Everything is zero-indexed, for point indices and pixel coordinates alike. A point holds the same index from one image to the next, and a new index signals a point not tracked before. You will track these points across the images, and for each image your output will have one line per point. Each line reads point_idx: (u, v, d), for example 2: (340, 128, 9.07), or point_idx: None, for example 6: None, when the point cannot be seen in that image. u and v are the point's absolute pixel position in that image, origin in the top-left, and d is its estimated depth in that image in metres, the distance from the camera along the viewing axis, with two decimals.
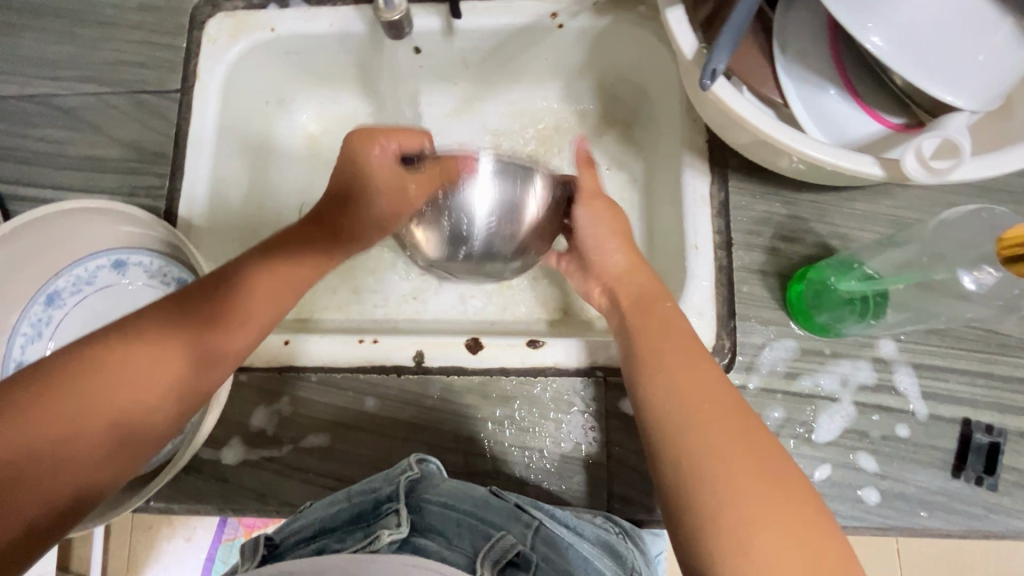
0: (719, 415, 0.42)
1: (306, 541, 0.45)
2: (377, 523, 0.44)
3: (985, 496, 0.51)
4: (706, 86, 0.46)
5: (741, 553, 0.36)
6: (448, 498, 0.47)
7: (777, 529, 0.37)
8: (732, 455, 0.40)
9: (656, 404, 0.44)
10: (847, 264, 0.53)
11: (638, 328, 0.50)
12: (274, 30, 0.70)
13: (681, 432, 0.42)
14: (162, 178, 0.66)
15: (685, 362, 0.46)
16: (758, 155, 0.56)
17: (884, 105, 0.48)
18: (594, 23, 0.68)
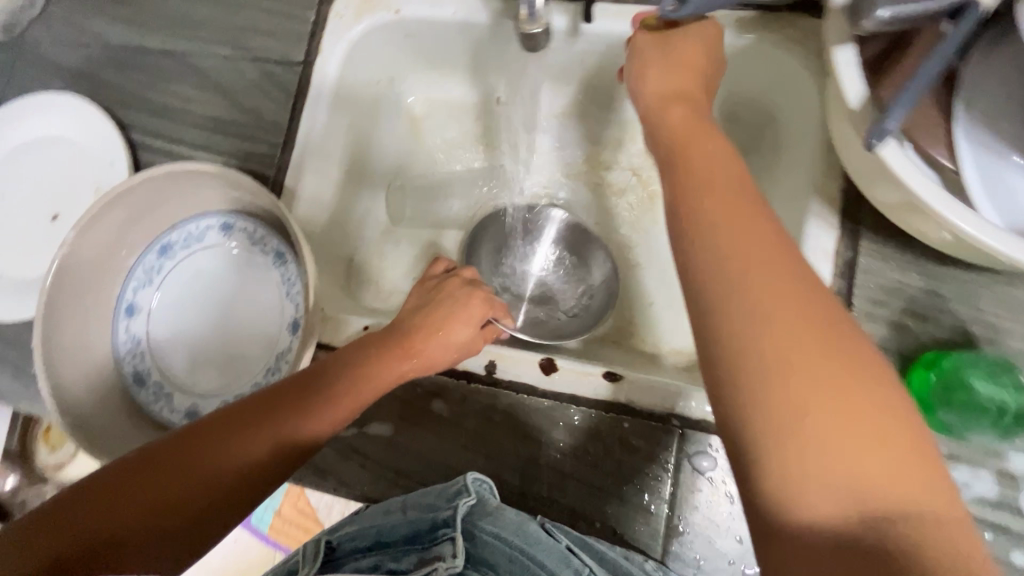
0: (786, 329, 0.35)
1: (361, 553, 0.47)
2: (433, 548, 0.45)
3: None
4: (872, 146, 0.41)
5: (798, 457, 0.32)
6: (502, 530, 0.47)
7: (825, 426, 0.32)
8: (807, 373, 0.33)
9: (705, 287, 0.38)
10: (998, 365, 0.48)
11: (693, 196, 0.42)
12: (398, 12, 0.69)
13: (744, 332, 0.35)
14: (275, 147, 0.69)
15: (777, 262, 0.37)
16: (901, 218, 0.49)
17: None
18: (732, 42, 0.62)
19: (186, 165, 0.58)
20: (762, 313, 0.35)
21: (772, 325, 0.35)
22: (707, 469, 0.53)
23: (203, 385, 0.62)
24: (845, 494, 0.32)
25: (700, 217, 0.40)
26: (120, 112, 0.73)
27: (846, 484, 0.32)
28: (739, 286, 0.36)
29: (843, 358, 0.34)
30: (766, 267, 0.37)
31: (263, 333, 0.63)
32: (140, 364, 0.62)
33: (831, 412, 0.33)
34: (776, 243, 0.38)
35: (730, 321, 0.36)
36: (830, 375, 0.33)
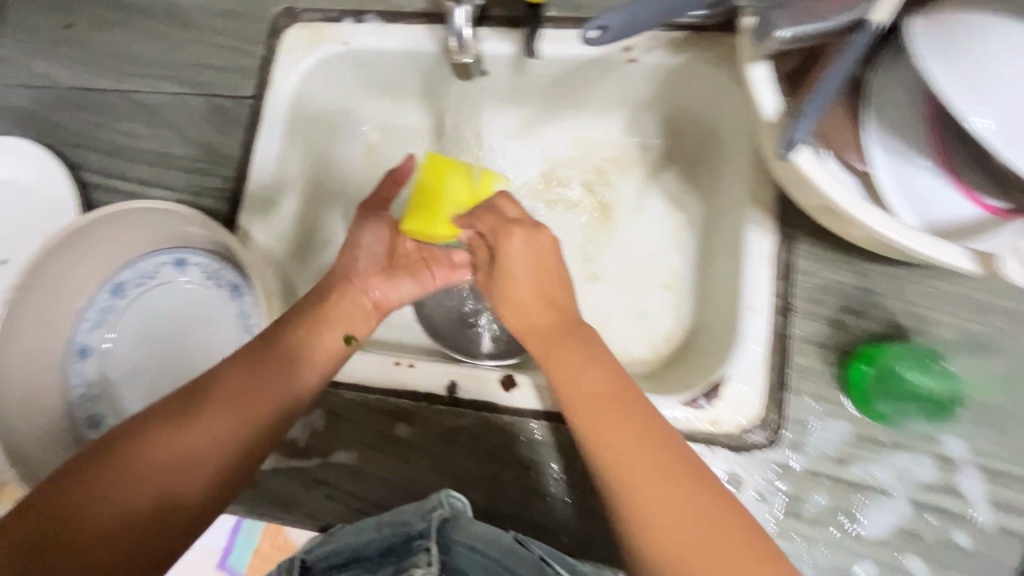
0: (629, 412, 0.46)
1: (335, 570, 0.48)
2: (409, 560, 0.47)
3: None
4: (784, 155, 0.44)
5: (647, 523, 0.41)
6: (476, 542, 0.49)
7: (660, 484, 0.42)
8: (654, 483, 0.42)
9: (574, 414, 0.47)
10: (924, 356, 0.50)
11: (553, 339, 0.52)
12: (346, 44, 0.71)
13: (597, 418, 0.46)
14: (228, 180, 0.69)
15: (626, 406, 0.46)
16: (830, 222, 0.52)
17: (983, 185, 0.43)
18: (666, 61, 0.65)
19: (137, 204, 0.57)
20: (607, 402, 0.47)
21: (622, 417, 0.46)
22: None
23: None
24: (659, 538, 0.41)
25: (552, 362, 0.51)
26: (69, 153, 0.72)
27: (662, 530, 0.41)
28: (563, 368, 0.49)
29: (674, 463, 0.43)
30: (617, 422, 0.45)
31: None
32: (95, 408, 0.61)
33: (650, 479, 0.43)
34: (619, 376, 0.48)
35: (589, 428, 0.46)
36: (661, 462, 0.43)
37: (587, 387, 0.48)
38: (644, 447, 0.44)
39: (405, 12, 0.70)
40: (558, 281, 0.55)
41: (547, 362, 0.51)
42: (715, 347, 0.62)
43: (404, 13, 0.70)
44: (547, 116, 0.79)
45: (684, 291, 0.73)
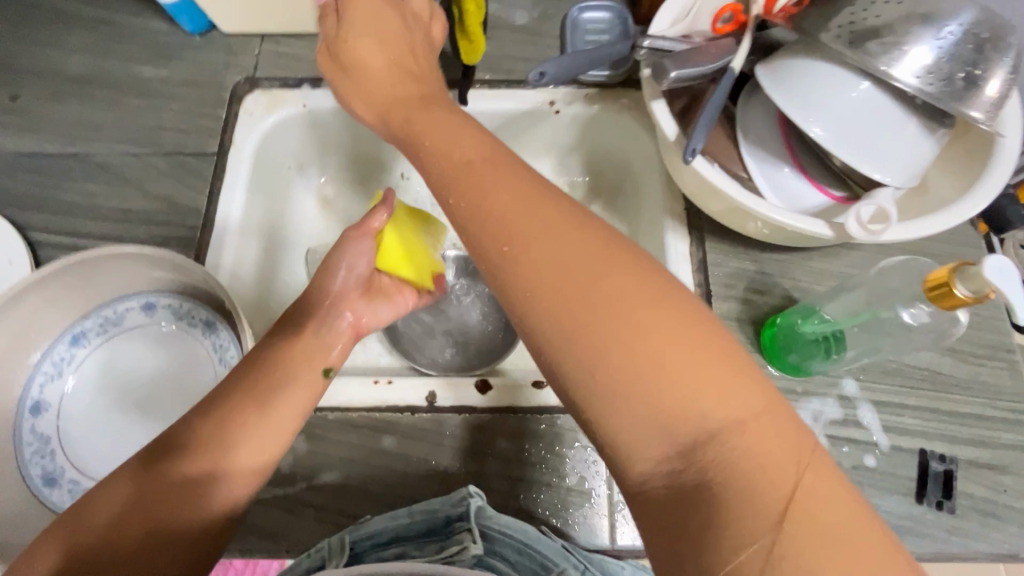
0: (635, 284, 0.36)
1: (380, 545, 0.53)
2: (453, 538, 0.53)
3: (948, 520, 0.57)
4: (687, 162, 0.56)
5: (626, 431, 0.35)
6: (509, 528, 0.54)
7: (674, 376, 0.34)
8: (615, 367, 0.34)
9: (509, 263, 0.38)
10: (810, 310, 0.61)
11: (497, 185, 0.41)
12: (306, 105, 0.79)
13: (541, 296, 0.37)
14: (193, 230, 0.72)
15: (581, 251, 0.37)
16: (729, 221, 0.66)
17: (828, 180, 0.59)
18: (585, 110, 0.80)
19: (118, 249, 0.59)
20: (603, 289, 0.36)
21: (579, 266, 0.36)
22: None
23: None
24: (662, 440, 0.34)
25: (484, 212, 0.40)
26: (16, 215, 0.72)
27: (687, 443, 0.33)
28: (522, 236, 0.38)
29: (700, 354, 0.34)
30: (587, 275, 0.36)
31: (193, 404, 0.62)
32: (50, 464, 0.58)
33: (666, 366, 0.34)
34: (588, 241, 0.38)
35: (581, 316, 0.36)
36: (685, 354, 0.34)
37: (539, 249, 0.38)
38: (657, 320, 0.35)
39: None
40: (537, 197, 0.40)
41: (487, 224, 0.40)
42: None
43: None
44: None
45: None
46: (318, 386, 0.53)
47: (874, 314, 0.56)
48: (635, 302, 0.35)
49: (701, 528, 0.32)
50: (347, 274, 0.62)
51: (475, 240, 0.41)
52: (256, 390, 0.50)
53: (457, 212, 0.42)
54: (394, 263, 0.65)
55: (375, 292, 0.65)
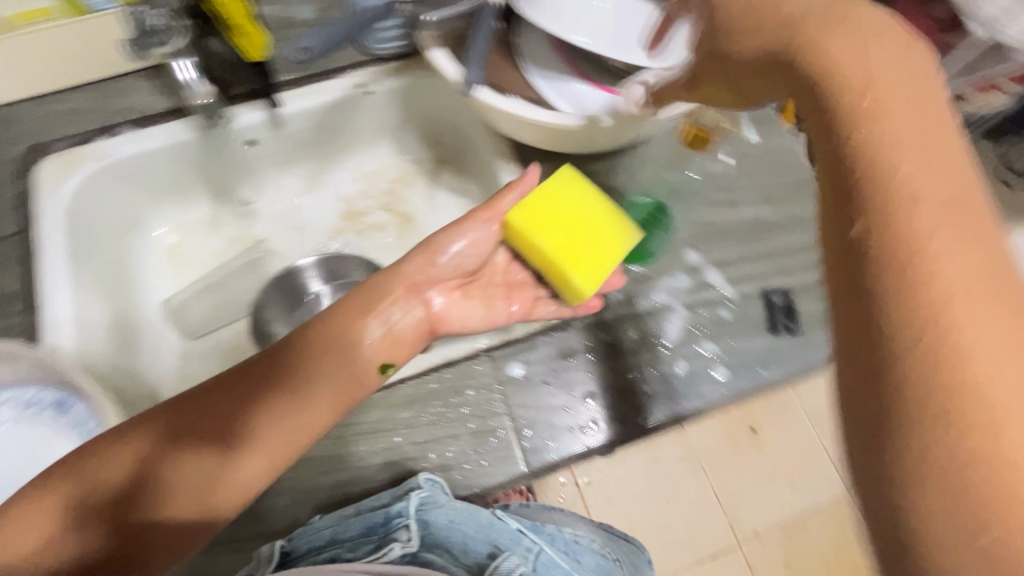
0: (974, 259, 0.29)
1: (317, 548, 0.53)
2: (389, 536, 0.53)
3: (799, 341, 0.65)
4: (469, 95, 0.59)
5: (1002, 429, 0.26)
6: (456, 517, 0.55)
7: (1017, 364, 0.27)
8: (1007, 358, 0.27)
9: (922, 252, 0.29)
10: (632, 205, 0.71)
11: (863, 144, 0.32)
12: (108, 156, 0.74)
13: (905, 186, 0.31)
14: (20, 317, 0.67)
15: (968, 240, 0.29)
16: (544, 144, 0.70)
17: (608, 81, 0.65)
18: (396, 84, 0.80)
19: None
20: (947, 168, 0.31)
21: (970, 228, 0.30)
22: (520, 373, 0.63)
23: None
24: (952, 497, 0.26)
25: (868, 152, 0.32)
26: None
27: (1018, 499, 0.25)
28: (869, 106, 0.33)
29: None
30: (966, 239, 0.29)
31: None
32: None
33: (958, 333, 0.28)
34: (949, 216, 0.30)
35: (906, 262, 0.29)
36: (1021, 384, 0.27)
37: (921, 204, 0.30)
38: (971, 249, 0.29)
39: (156, 113, 0.76)
40: (911, 76, 0.33)
41: (871, 148, 0.32)
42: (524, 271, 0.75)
43: (154, 114, 0.76)
44: (328, 165, 0.91)
45: None
46: (342, 405, 0.56)
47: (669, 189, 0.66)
48: (926, 214, 0.30)
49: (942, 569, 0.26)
50: (455, 258, 0.64)
51: (861, 205, 0.32)
52: (246, 441, 0.52)
53: (853, 169, 0.33)
54: (524, 227, 0.60)
55: (473, 288, 0.67)
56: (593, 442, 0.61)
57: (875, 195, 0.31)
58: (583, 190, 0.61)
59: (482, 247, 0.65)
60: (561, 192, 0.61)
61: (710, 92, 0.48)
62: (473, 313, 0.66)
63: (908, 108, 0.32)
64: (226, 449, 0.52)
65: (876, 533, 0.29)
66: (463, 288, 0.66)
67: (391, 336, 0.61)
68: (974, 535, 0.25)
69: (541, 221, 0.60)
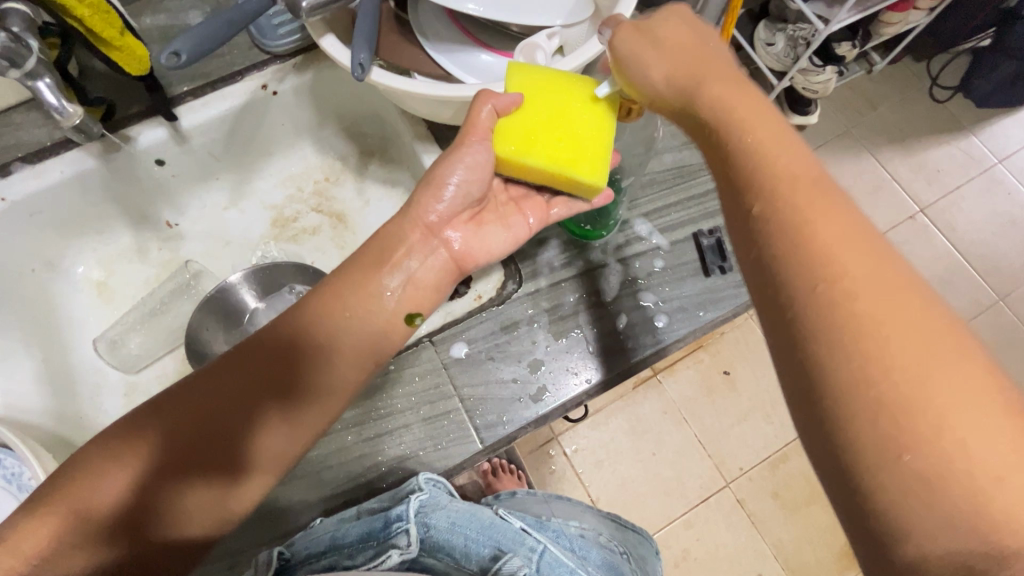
0: (842, 216, 0.39)
1: (314, 557, 0.53)
2: (387, 540, 0.53)
3: (734, 277, 0.66)
4: (361, 77, 0.56)
5: (918, 426, 0.32)
6: (459, 519, 0.59)
7: (915, 346, 0.34)
8: (915, 337, 0.34)
9: (830, 278, 0.36)
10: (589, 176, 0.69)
11: (754, 149, 0.43)
12: (4, 199, 0.70)
13: (812, 228, 0.38)
14: None
15: (846, 225, 0.38)
16: (459, 119, 0.69)
17: (509, 46, 0.64)
18: (302, 80, 0.78)
19: None
20: (831, 211, 0.39)
21: (860, 249, 0.37)
22: (465, 352, 0.63)
23: None
24: (941, 460, 0.32)
25: (772, 182, 0.41)
26: None
27: (881, 408, 0.33)
28: (761, 148, 0.43)
29: (896, 293, 0.36)
30: (856, 250, 0.37)
31: None
32: None
33: (866, 297, 0.35)
34: (850, 219, 0.39)
35: (804, 250, 0.38)
36: (889, 302, 0.35)
37: (815, 207, 0.39)
38: (855, 267, 0.36)
39: (50, 145, 0.72)
40: (775, 135, 0.44)
41: (775, 181, 0.41)
42: None
43: (48, 147, 0.72)
44: (250, 173, 0.88)
45: None
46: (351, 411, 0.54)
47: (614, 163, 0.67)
48: (829, 234, 0.38)
49: (855, 464, 0.34)
50: (459, 191, 0.57)
51: (766, 231, 0.40)
52: (258, 445, 0.51)
53: (764, 203, 0.40)
54: (514, 150, 0.55)
55: (484, 217, 0.61)
56: (556, 403, 0.61)
57: (769, 193, 0.40)
58: (546, 77, 0.57)
59: (482, 175, 0.57)
60: (553, 84, 0.57)
61: (662, 92, 0.50)
62: (498, 240, 0.61)
63: (771, 124, 0.45)
64: (241, 452, 0.51)
65: (822, 455, 0.36)
66: (475, 219, 0.60)
67: (414, 283, 0.56)
68: (861, 442, 0.33)
69: (524, 136, 0.56)
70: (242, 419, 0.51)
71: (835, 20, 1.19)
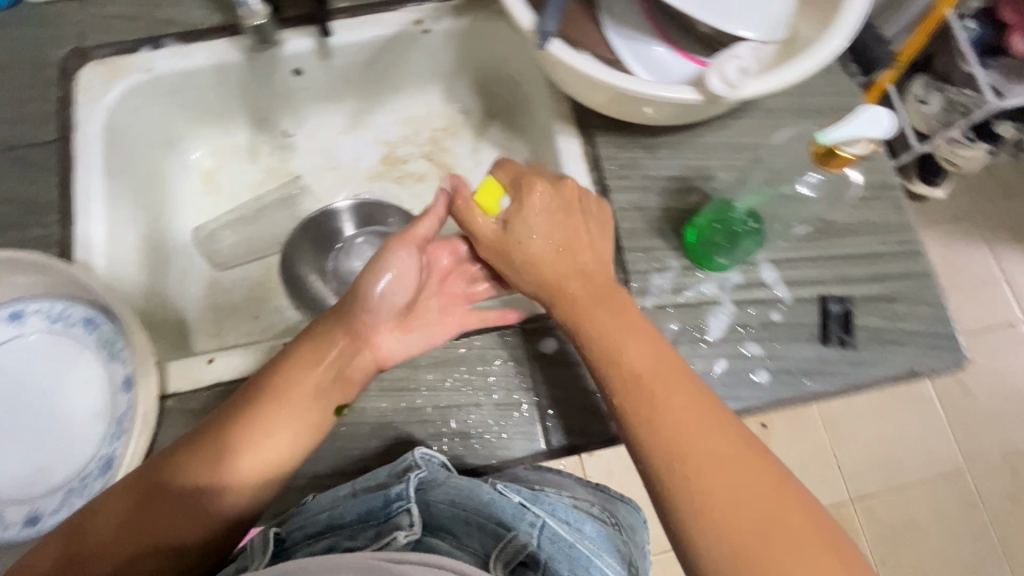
0: (706, 431, 0.46)
1: (312, 539, 0.50)
2: (389, 520, 0.49)
3: (852, 355, 0.61)
4: (543, 47, 0.53)
5: None
6: (455, 496, 0.52)
7: (784, 555, 0.41)
8: (782, 548, 0.41)
9: (706, 497, 0.44)
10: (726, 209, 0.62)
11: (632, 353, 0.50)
12: (150, 70, 0.72)
13: (686, 452, 0.45)
14: (51, 227, 0.65)
15: (713, 436, 0.46)
16: (615, 108, 0.64)
17: (696, 50, 0.59)
18: (456, 25, 0.76)
19: None
20: (687, 424, 0.47)
21: (728, 464, 0.45)
22: (553, 349, 0.61)
23: (41, 484, 0.56)
24: None
25: (638, 390, 0.49)
26: None
27: None
28: (617, 363, 0.50)
29: (762, 491, 0.44)
30: (725, 465, 0.45)
31: (93, 402, 0.59)
32: None
33: (740, 515, 0.43)
34: (710, 432, 0.46)
35: (673, 462, 0.45)
36: (756, 503, 0.43)
37: (682, 432, 0.46)
38: (727, 482, 0.44)
39: (202, 29, 0.73)
40: (659, 347, 0.51)
41: (636, 405, 0.48)
42: None
43: (201, 30, 0.73)
44: (373, 104, 0.86)
45: None
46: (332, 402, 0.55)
47: (773, 191, 0.62)
48: (697, 451, 0.45)
49: None
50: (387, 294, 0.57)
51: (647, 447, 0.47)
52: (242, 441, 0.51)
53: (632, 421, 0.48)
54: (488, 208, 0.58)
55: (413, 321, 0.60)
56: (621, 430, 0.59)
57: (632, 414, 0.48)
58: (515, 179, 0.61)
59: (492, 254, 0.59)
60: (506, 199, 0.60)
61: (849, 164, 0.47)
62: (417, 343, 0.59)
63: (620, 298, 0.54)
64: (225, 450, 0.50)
65: None
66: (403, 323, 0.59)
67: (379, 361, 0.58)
68: None
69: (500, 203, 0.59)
70: (229, 420, 0.52)
71: (1011, 97, 1.07)
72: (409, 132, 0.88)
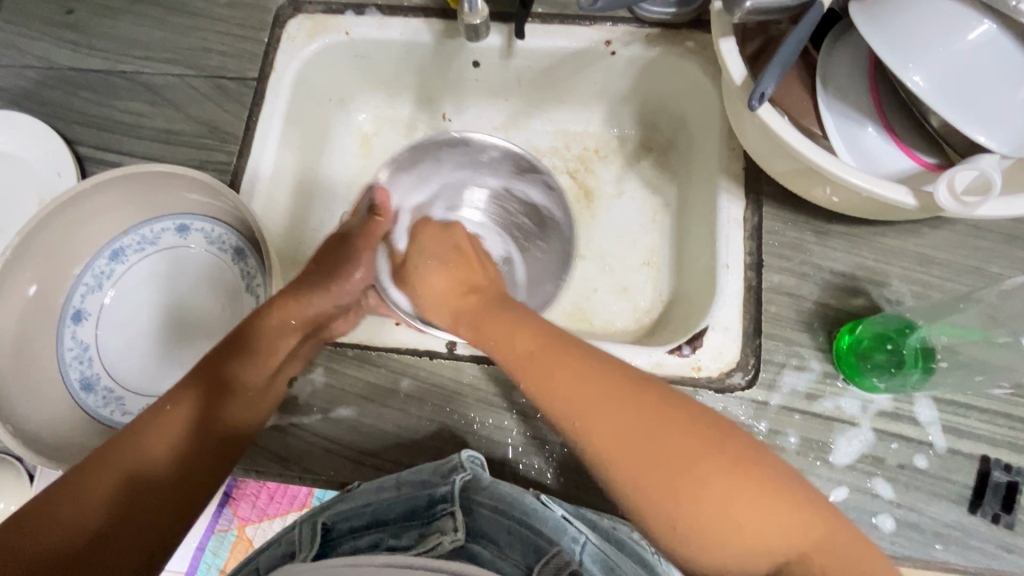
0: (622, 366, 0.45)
1: (357, 531, 0.48)
2: (433, 523, 0.47)
3: (1001, 535, 0.52)
4: (753, 107, 0.50)
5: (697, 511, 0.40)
6: (500, 503, 0.49)
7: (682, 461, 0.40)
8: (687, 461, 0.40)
9: (629, 437, 0.42)
10: (900, 326, 0.54)
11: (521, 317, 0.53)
12: (348, 34, 0.76)
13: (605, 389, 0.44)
14: (229, 155, 0.72)
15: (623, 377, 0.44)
16: (795, 184, 0.58)
17: (919, 145, 0.52)
18: (644, 54, 0.74)
19: (156, 166, 0.62)
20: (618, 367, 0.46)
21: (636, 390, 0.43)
22: None
23: (160, 384, 0.65)
24: (728, 541, 0.40)
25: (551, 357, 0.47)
26: (71, 131, 0.74)
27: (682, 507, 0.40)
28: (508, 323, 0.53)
29: (675, 412, 0.42)
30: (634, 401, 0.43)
31: (221, 326, 0.67)
32: (87, 369, 0.64)
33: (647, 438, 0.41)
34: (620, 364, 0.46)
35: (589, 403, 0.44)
36: (668, 420, 0.42)
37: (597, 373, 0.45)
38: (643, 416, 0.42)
39: (404, 5, 0.76)
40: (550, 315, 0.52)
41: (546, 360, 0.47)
42: (695, 307, 0.67)
43: (404, 6, 0.76)
44: (534, 110, 0.85)
45: (662, 265, 0.78)
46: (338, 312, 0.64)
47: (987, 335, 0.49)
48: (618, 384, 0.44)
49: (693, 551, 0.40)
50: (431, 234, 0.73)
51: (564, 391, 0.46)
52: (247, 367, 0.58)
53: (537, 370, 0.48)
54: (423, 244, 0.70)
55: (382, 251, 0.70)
56: None
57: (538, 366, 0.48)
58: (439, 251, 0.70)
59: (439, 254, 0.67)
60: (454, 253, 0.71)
61: None
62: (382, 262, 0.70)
63: (512, 312, 0.55)
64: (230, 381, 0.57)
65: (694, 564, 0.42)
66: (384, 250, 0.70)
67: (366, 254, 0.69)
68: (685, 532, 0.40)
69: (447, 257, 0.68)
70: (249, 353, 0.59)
71: None
72: (558, 143, 0.86)
